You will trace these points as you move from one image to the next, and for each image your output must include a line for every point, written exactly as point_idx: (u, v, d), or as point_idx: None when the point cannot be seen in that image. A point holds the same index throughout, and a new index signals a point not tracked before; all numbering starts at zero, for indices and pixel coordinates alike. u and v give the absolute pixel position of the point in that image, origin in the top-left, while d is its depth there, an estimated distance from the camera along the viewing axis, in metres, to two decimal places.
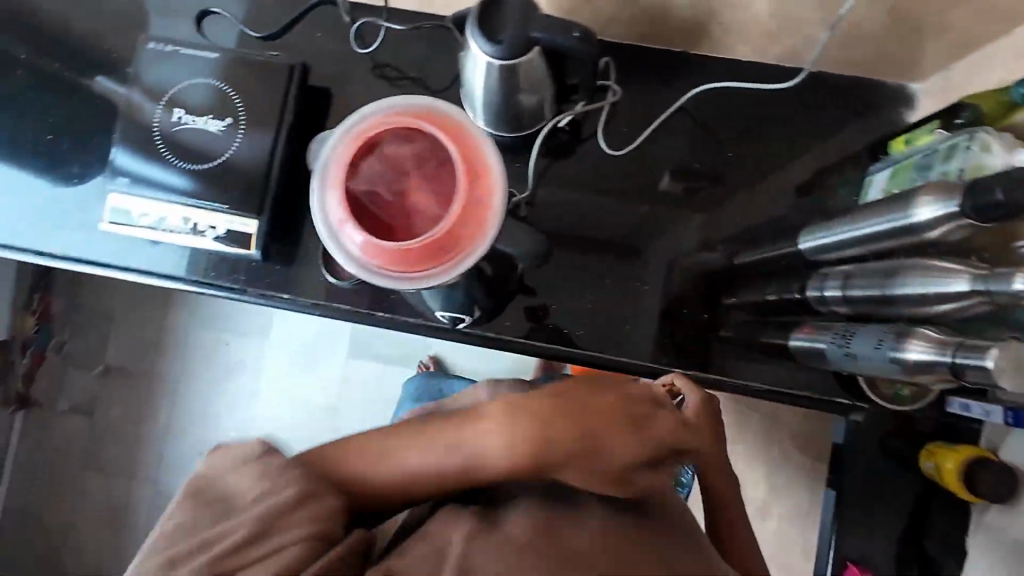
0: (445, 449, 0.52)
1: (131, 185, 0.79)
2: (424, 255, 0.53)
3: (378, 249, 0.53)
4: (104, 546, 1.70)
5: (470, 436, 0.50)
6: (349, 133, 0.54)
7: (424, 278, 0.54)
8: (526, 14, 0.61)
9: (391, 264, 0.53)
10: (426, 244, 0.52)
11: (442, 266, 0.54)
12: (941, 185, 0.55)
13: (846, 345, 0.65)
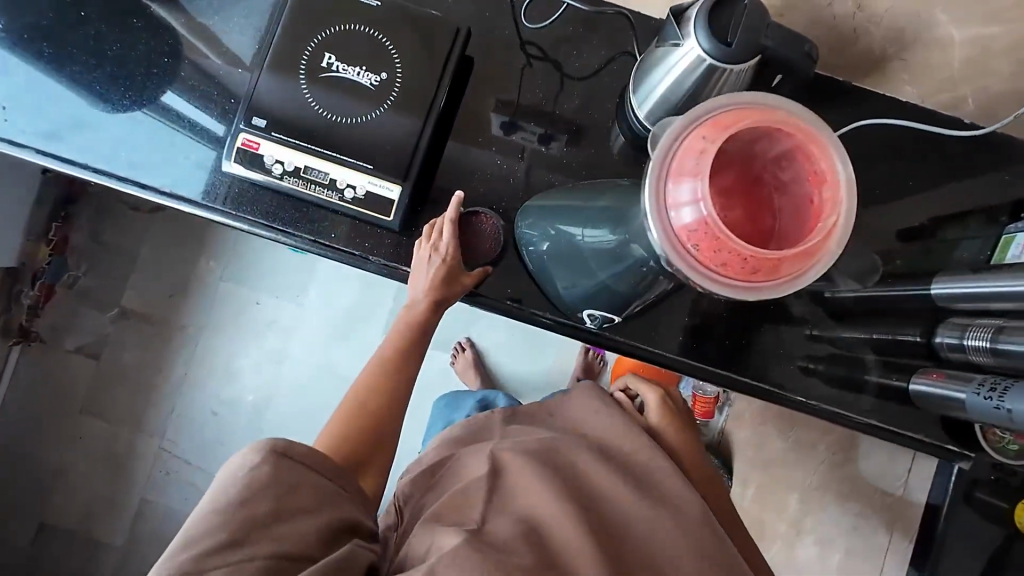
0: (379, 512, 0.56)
1: (269, 129, 0.75)
2: (770, 265, 0.47)
3: (716, 247, 0.47)
4: (99, 502, 1.56)
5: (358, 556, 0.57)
6: (707, 122, 0.48)
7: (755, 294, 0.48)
8: (762, 18, 0.58)
9: (725, 265, 0.47)
10: (775, 260, 0.46)
11: (776, 280, 0.48)
12: None
13: (997, 400, 0.68)
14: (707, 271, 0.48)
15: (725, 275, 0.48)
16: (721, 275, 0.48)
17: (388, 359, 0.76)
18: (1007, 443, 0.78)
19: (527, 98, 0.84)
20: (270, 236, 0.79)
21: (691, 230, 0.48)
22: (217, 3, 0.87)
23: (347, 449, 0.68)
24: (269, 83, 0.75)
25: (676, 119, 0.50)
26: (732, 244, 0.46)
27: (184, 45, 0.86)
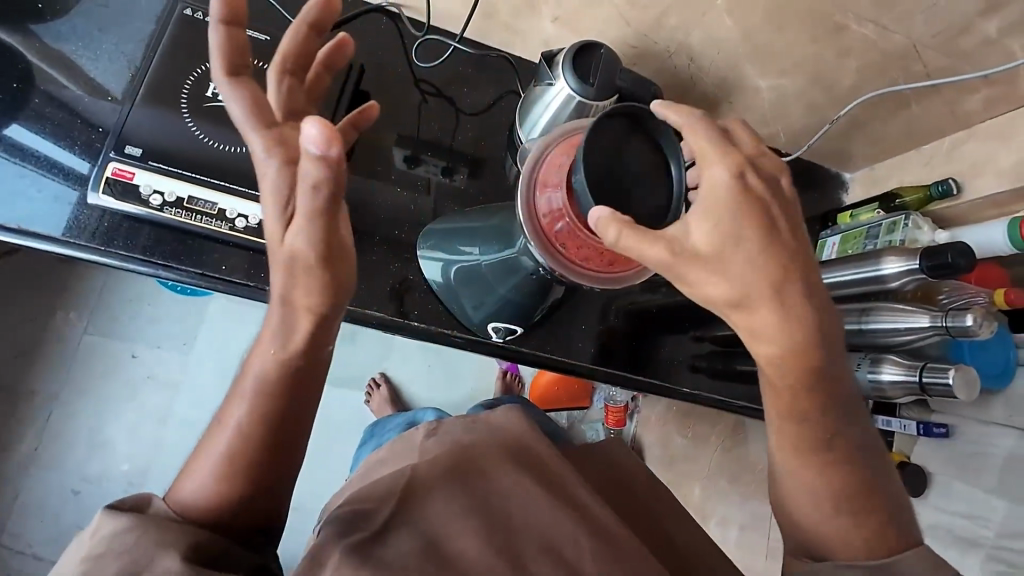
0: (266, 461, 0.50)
1: (146, 158, 0.71)
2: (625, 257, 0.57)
3: (578, 244, 0.56)
4: None
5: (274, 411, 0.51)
6: (562, 141, 0.58)
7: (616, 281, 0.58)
8: (611, 66, 0.70)
9: (587, 259, 0.56)
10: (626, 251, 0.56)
11: (632, 268, 0.58)
12: (902, 249, 0.75)
13: None
14: (576, 266, 0.57)
15: (589, 268, 0.57)
16: (586, 269, 0.57)
17: (290, 362, 0.52)
18: None
19: (420, 132, 0.89)
20: (147, 270, 0.73)
21: (561, 233, 0.56)
22: (80, 31, 0.82)
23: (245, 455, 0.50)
24: (145, 111, 0.72)
25: (540, 138, 0.58)
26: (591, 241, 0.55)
27: (41, 71, 0.79)
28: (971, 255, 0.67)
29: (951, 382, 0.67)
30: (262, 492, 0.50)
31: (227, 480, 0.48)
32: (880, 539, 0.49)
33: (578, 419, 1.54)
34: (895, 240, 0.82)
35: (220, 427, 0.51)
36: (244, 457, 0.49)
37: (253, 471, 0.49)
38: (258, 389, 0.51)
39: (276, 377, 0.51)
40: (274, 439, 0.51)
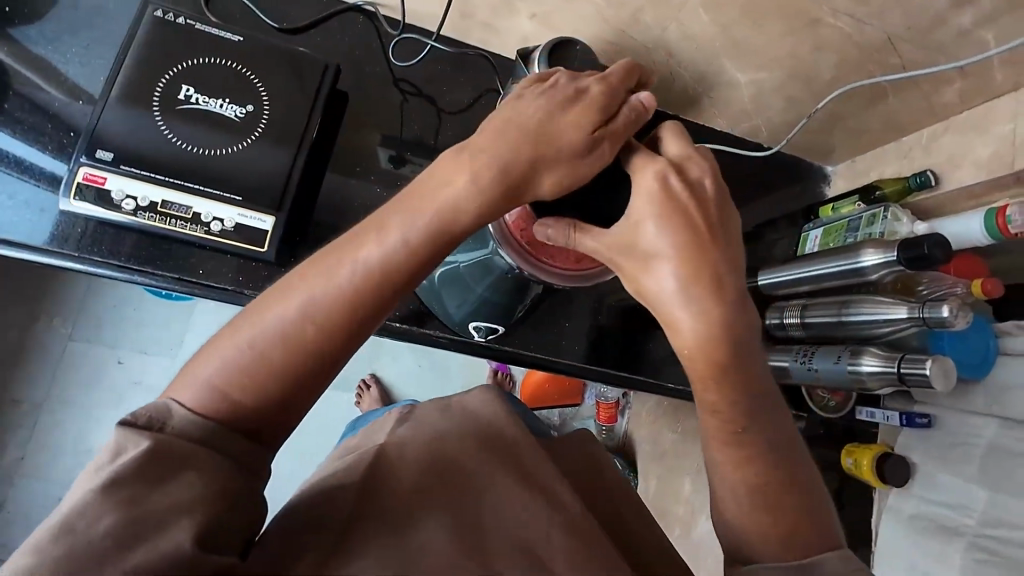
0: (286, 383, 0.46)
1: (118, 162, 0.70)
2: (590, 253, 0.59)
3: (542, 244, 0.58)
4: None
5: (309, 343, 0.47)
6: None
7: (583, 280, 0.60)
8: (587, 63, 0.70)
9: (553, 257, 0.59)
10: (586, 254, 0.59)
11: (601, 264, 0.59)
12: (880, 241, 0.75)
13: (808, 362, 0.82)
14: (543, 263, 0.59)
15: (556, 265, 0.59)
16: (554, 266, 0.59)
17: (356, 287, 0.48)
18: (828, 402, 0.98)
19: (400, 132, 0.89)
20: (126, 276, 0.73)
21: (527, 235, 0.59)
22: (51, 34, 0.80)
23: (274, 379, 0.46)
24: (116, 115, 0.71)
25: None
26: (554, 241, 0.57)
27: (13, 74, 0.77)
28: (950, 247, 0.67)
29: (927, 372, 0.67)
30: (277, 409, 0.46)
31: (237, 388, 0.45)
32: (807, 540, 0.50)
33: (569, 415, 1.56)
34: (874, 231, 0.82)
35: (234, 347, 0.46)
36: (266, 372, 0.46)
37: (271, 388, 0.46)
38: (309, 306, 0.47)
39: (330, 300, 0.47)
40: (305, 364, 0.47)
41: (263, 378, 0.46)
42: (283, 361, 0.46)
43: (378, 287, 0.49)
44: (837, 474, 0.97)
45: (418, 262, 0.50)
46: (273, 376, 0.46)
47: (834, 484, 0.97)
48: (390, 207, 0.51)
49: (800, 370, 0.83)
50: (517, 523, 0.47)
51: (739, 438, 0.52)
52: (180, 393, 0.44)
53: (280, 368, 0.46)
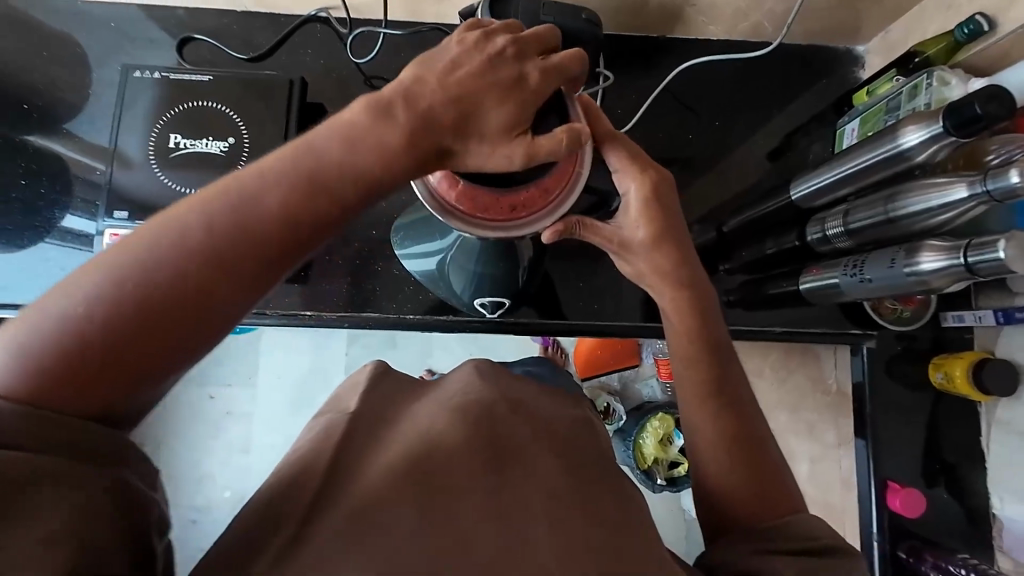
0: (154, 329, 0.35)
1: (135, 219, 0.77)
2: (531, 193, 0.47)
3: (473, 193, 0.46)
4: None
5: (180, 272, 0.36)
6: None
7: (516, 232, 0.48)
8: (532, 7, 0.66)
9: (487, 208, 0.46)
10: (519, 195, 0.47)
11: (549, 207, 0.47)
12: (922, 113, 0.62)
13: (859, 274, 0.72)
14: (477, 219, 0.47)
15: (493, 219, 0.47)
16: (485, 218, 0.47)
17: (269, 226, 0.38)
18: (901, 312, 0.82)
19: None
20: None
21: (450, 188, 0.46)
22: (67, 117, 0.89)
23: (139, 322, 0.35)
24: (123, 178, 0.78)
25: None
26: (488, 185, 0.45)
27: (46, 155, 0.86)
28: (1011, 100, 0.54)
29: (1001, 257, 0.55)
30: (127, 373, 0.35)
31: (86, 334, 0.34)
32: (777, 500, 0.51)
33: (630, 378, 1.45)
34: (918, 105, 0.68)
35: (76, 287, 0.35)
36: (115, 324, 0.35)
37: (123, 344, 0.35)
38: (193, 246, 0.37)
39: (222, 237, 0.37)
40: (174, 316, 0.36)
41: (120, 324, 0.35)
42: (154, 299, 0.35)
43: (286, 224, 0.38)
44: (927, 391, 0.85)
45: (336, 196, 0.39)
46: (138, 319, 0.35)
47: (925, 402, 0.85)
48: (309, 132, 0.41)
49: (851, 285, 0.74)
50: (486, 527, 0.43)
51: (712, 389, 0.55)
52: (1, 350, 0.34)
53: (150, 307, 0.35)
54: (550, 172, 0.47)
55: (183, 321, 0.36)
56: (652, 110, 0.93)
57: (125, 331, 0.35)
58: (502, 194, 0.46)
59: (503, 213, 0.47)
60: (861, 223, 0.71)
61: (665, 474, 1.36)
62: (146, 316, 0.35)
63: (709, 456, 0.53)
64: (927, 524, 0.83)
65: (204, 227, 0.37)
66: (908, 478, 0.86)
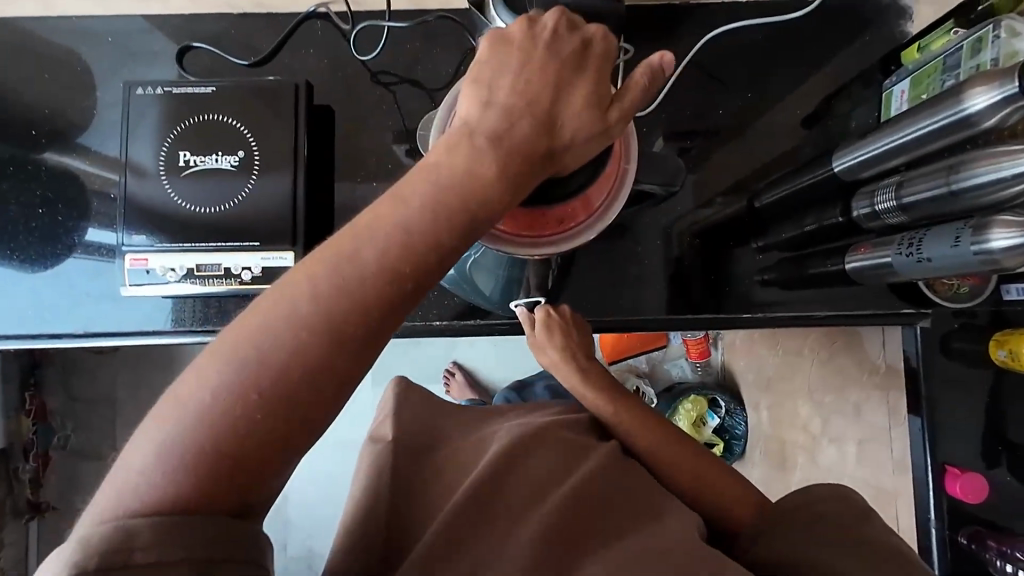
0: (287, 396, 0.36)
1: (153, 241, 0.75)
2: (574, 206, 0.46)
3: (514, 214, 0.45)
4: None
5: (287, 346, 0.36)
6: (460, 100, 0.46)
7: (560, 244, 0.47)
8: None
9: (531, 226, 0.46)
10: (564, 209, 0.46)
11: (593, 215, 0.47)
12: (992, 72, 0.55)
13: (916, 253, 0.67)
14: (519, 239, 0.46)
15: (531, 237, 0.46)
16: (534, 237, 0.46)
17: (375, 289, 0.37)
18: (958, 288, 0.80)
19: (395, 129, 0.87)
20: (195, 337, 0.82)
21: None
22: (70, 132, 0.86)
23: (269, 404, 0.36)
24: (136, 200, 0.76)
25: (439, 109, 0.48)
26: (528, 206, 0.45)
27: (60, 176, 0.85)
28: None
29: None
30: (259, 468, 0.36)
31: (226, 435, 0.35)
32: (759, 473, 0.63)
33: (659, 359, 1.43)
34: (983, 61, 0.61)
35: (184, 389, 0.36)
36: (258, 394, 0.35)
37: (279, 423, 0.36)
38: (313, 317, 0.36)
39: (346, 306, 0.36)
40: (332, 368, 0.36)
41: (254, 414, 0.35)
42: (267, 376, 0.35)
43: (395, 286, 0.37)
44: (986, 368, 0.80)
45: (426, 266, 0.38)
46: (266, 398, 0.35)
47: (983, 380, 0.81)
48: (401, 176, 0.39)
49: (906, 264, 0.69)
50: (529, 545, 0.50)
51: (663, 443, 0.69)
52: (146, 456, 0.35)
53: (266, 388, 0.35)
54: (599, 180, 0.46)
55: (306, 391, 0.36)
56: (678, 84, 0.88)
57: (263, 413, 0.35)
58: (548, 210, 0.45)
59: (545, 228, 0.46)
60: (917, 198, 0.65)
61: None
62: (280, 390, 0.36)
63: (695, 497, 0.65)
64: (990, 506, 0.80)
65: (273, 297, 0.37)
66: (966, 459, 0.82)
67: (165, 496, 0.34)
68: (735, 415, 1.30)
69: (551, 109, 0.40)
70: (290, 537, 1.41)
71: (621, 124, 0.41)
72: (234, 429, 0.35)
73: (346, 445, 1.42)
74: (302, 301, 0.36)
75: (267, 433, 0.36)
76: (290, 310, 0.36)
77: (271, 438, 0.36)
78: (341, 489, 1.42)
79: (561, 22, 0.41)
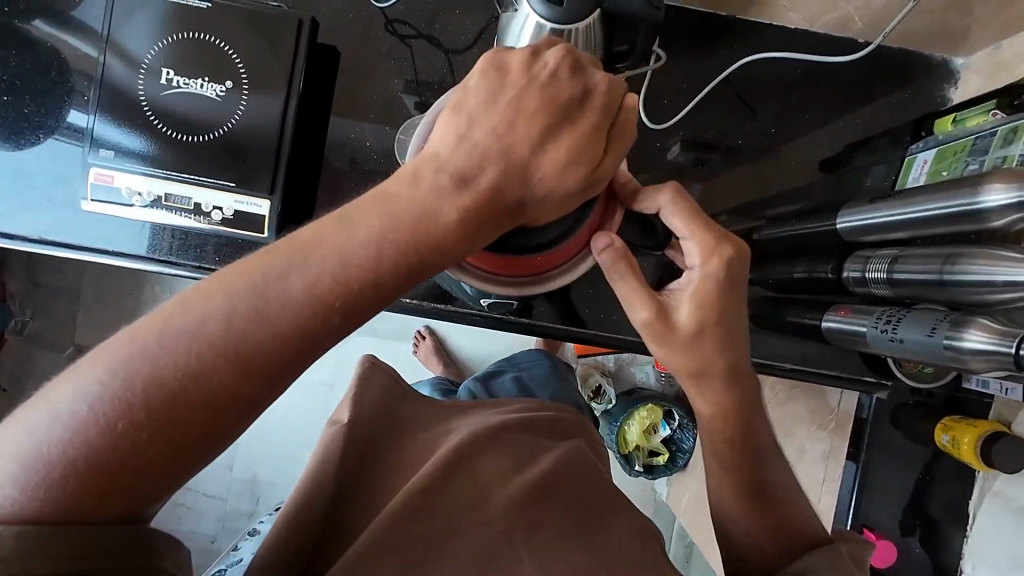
0: (182, 411, 0.34)
1: (121, 159, 0.71)
2: (553, 251, 0.44)
3: (496, 257, 0.43)
4: None
5: (187, 358, 0.34)
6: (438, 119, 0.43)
7: (531, 289, 0.45)
8: None
9: (501, 268, 0.43)
10: (539, 256, 0.44)
11: (566, 265, 0.45)
12: (1015, 172, 0.54)
13: (892, 331, 0.66)
14: (489, 279, 0.44)
15: (500, 279, 0.44)
16: (501, 280, 0.44)
17: (293, 315, 0.36)
18: (923, 368, 0.79)
19: (402, 86, 0.81)
20: (157, 266, 0.79)
21: None
22: (47, 13, 0.79)
23: (160, 420, 0.33)
24: (107, 110, 0.70)
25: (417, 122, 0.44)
26: (509, 247, 0.43)
27: (32, 61, 0.78)
28: None
29: None
30: (142, 487, 0.34)
31: (102, 448, 0.33)
32: (670, 343, 0.48)
33: (627, 362, 1.41)
34: (1012, 154, 0.59)
35: (62, 392, 0.33)
36: (147, 410, 0.33)
37: (167, 442, 0.34)
38: (227, 335, 0.35)
39: (264, 328, 0.35)
40: (239, 390, 0.35)
41: (143, 427, 0.33)
42: (159, 392, 0.34)
43: (320, 318, 0.36)
44: (927, 445, 0.83)
45: (355, 297, 0.37)
46: (157, 413, 0.33)
47: (920, 455, 0.84)
48: (347, 203, 0.39)
49: (878, 338, 0.69)
50: (481, 557, 0.46)
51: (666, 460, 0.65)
52: (9, 461, 0.32)
53: (157, 402, 0.33)
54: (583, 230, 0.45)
55: (207, 409, 0.34)
56: (704, 100, 0.83)
57: (149, 428, 0.33)
58: (520, 253, 0.43)
59: (514, 271, 0.44)
60: (907, 277, 0.64)
61: (644, 461, 1.32)
62: (176, 406, 0.34)
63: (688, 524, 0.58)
64: (895, 571, 0.84)
65: (179, 306, 0.35)
66: (885, 524, 0.86)
67: (29, 505, 0.32)
68: (686, 431, 1.31)
69: (529, 156, 0.39)
70: (237, 461, 1.43)
71: (606, 178, 0.41)
72: (115, 443, 0.33)
73: (305, 385, 1.43)
74: (214, 315, 0.35)
75: (152, 450, 0.33)
76: (200, 323, 0.35)
77: (159, 456, 0.34)
78: (293, 426, 1.43)
79: (564, 62, 0.40)
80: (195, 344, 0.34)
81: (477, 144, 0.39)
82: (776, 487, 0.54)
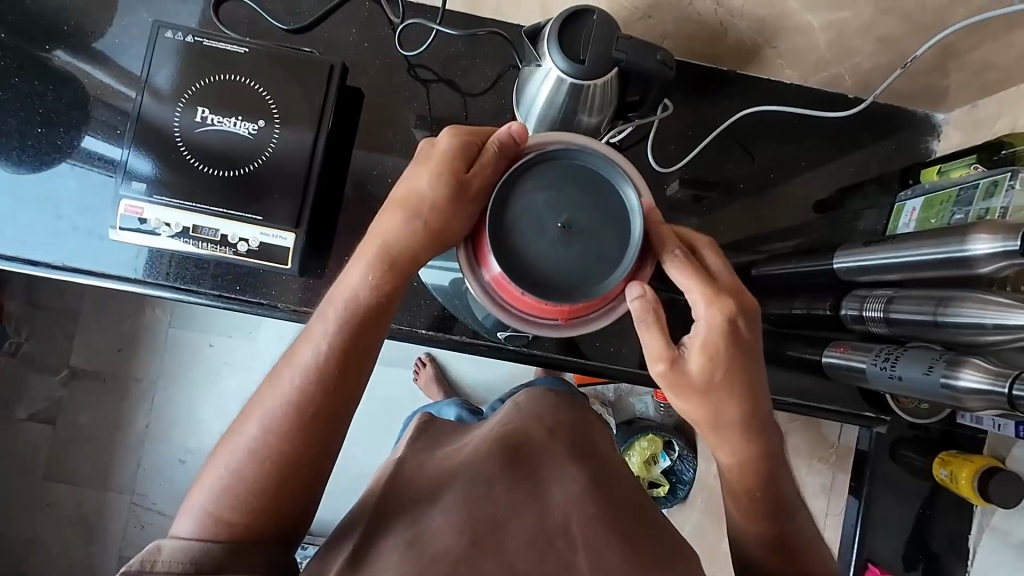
0: (277, 442, 0.50)
1: (151, 192, 0.73)
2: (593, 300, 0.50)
3: (545, 307, 0.49)
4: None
5: (272, 413, 0.51)
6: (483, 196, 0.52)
7: (576, 327, 0.52)
8: (607, 35, 0.63)
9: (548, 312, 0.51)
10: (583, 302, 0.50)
11: (604, 308, 0.52)
12: (1000, 224, 0.58)
13: (891, 368, 0.70)
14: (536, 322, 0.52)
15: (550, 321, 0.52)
16: (547, 321, 0.52)
17: (331, 355, 0.52)
18: (920, 405, 0.82)
19: (421, 127, 0.86)
20: (176, 295, 0.81)
21: (514, 294, 0.50)
22: (84, 49, 0.82)
23: (264, 452, 0.50)
24: (143, 145, 0.73)
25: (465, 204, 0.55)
26: (555, 300, 0.49)
27: (64, 94, 0.81)
28: None
29: None
30: (273, 500, 0.49)
31: (238, 481, 0.49)
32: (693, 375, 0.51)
33: (625, 392, 1.40)
34: (994, 207, 0.64)
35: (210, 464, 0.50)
36: (262, 451, 0.50)
37: (274, 462, 0.50)
38: (282, 409, 0.51)
39: (306, 397, 0.51)
40: (308, 413, 0.51)
41: (257, 460, 0.50)
42: (262, 440, 0.50)
43: (349, 354, 0.53)
44: (926, 480, 0.85)
45: (378, 324, 0.55)
46: (267, 451, 0.50)
47: (919, 489, 0.86)
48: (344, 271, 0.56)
49: (878, 375, 0.72)
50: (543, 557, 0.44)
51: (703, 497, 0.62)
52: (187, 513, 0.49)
53: (266, 444, 0.50)
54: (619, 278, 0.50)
55: (292, 436, 0.50)
56: (707, 145, 0.89)
57: (261, 459, 0.50)
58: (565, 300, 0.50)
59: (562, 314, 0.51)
60: (903, 317, 0.68)
61: None
62: (271, 440, 0.50)
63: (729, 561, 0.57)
64: None
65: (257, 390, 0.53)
66: (888, 557, 0.87)
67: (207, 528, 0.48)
68: (686, 461, 1.32)
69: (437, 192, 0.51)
70: None
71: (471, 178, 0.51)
72: (245, 473, 0.49)
73: None
74: (278, 380, 0.52)
75: (270, 471, 0.49)
76: (271, 392, 0.52)
77: (274, 477, 0.49)
78: None
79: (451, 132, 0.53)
80: (271, 403, 0.51)
81: (405, 198, 0.53)
82: (791, 527, 0.56)
